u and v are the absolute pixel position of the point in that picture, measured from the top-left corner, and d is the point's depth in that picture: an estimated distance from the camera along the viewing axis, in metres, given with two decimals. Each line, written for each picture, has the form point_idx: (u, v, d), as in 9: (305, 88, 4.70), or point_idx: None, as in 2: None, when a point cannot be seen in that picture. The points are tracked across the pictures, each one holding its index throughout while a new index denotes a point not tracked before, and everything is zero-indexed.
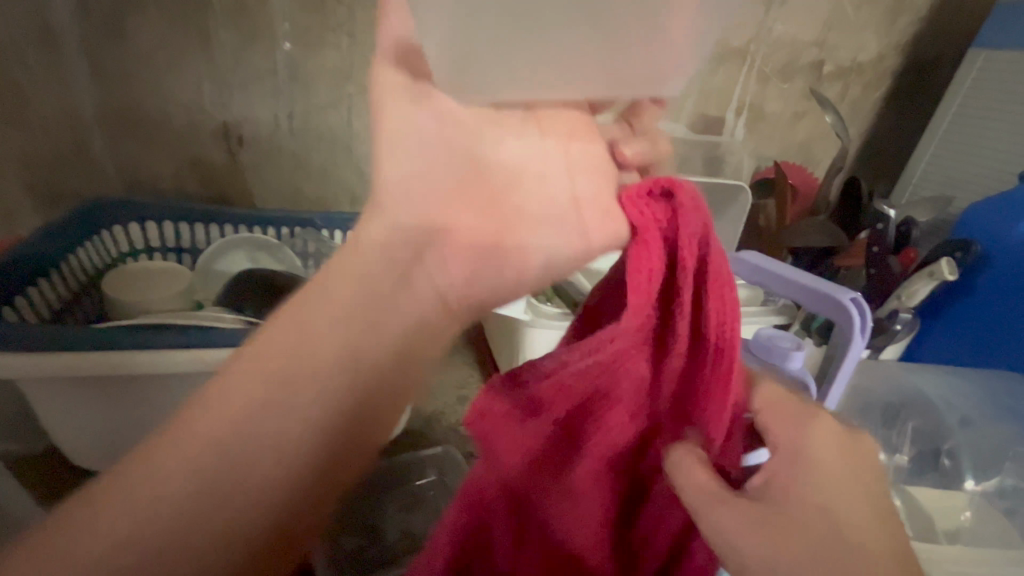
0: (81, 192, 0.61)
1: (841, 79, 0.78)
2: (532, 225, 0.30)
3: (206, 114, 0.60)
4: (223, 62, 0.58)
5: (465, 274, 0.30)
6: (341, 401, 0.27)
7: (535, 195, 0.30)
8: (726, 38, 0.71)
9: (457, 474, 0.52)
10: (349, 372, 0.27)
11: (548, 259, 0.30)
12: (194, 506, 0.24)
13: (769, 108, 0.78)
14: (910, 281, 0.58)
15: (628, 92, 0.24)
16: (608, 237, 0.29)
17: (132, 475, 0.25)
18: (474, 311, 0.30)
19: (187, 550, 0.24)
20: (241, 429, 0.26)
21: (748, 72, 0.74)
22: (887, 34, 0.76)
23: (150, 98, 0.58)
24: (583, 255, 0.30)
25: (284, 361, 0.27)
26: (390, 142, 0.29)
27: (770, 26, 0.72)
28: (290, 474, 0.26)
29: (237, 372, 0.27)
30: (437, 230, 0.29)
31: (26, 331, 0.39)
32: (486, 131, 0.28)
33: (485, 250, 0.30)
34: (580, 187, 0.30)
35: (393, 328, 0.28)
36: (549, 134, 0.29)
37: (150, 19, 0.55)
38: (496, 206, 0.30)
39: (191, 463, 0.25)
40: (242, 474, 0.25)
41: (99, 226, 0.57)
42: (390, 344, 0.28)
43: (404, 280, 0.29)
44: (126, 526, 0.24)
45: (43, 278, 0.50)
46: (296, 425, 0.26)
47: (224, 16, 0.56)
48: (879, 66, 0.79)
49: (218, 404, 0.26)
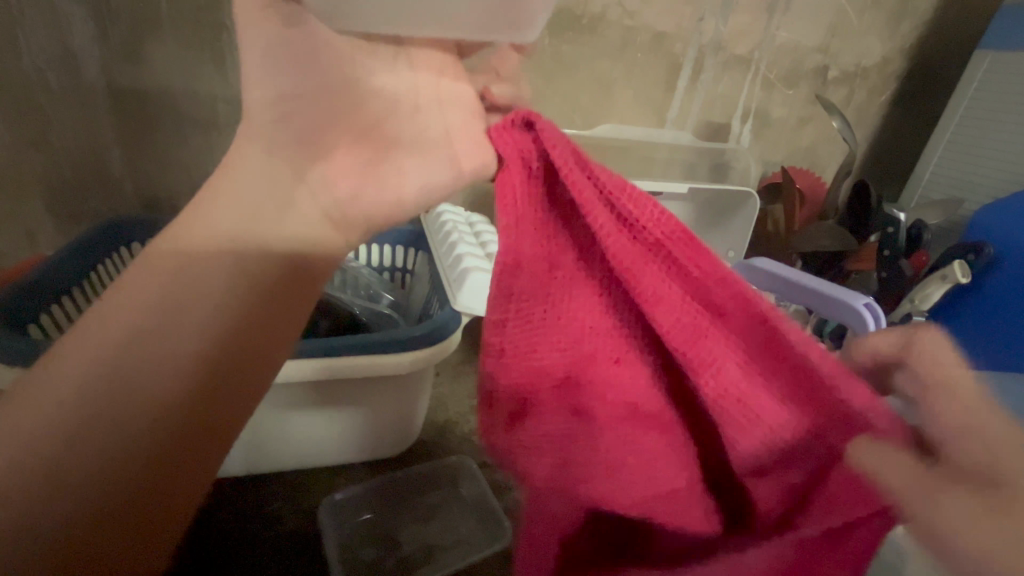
0: (100, 210, 0.63)
1: (846, 83, 0.79)
2: (399, 174, 0.31)
3: (221, 132, 0.62)
4: (237, 81, 0.59)
5: (352, 192, 0.31)
6: (238, 291, 0.29)
7: (410, 127, 0.30)
8: (731, 46, 0.72)
9: (471, 483, 0.53)
10: (242, 264, 0.29)
11: (423, 187, 0.31)
12: (99, 392, 0.26)
13: (774, 113, 0.78)
14: (922, 285, 0.58)
15: (496, 36, 0.24)
16: (478, 167, 0.31)
17: (39, 374, 0.27)
18: (361, 228, 0.32)
19: (103, 428, 0.26)
20: (143, 321, 0.27)
21: (753, 78, 0.75)
22: (891, 38, 0.77)
23: (167, 118, 0.60)
24: (457, 182, 0.31)
25: (182, 263, 0.29)
26: (253, 62, 0.29)
27: (774, 32, 0.72)
28: (192, 359, 0.27)
29: (133, 275, 0.28)
30: (321, 152, 0.30)
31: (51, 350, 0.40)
32: (359, 61, 0.28)
33: (368, 173, 0.31)
34: (451, 122, 0.31)
35: (282, 229, 0.30)
36: (420, 70, 0.29)
37: (166, 42, 0.56)
38: (366, 139, 0.30)
39: (96, 351, 0.27)
40: (146, 357, 0.27)
41: (120, 242, 0.58)
42: (280, 237, 0.30)
43: (289, 200, 0.30)
44: (44, 415, 0.26)
45: (65, 296, 0.51)
46: (185, 327, 0.28)
47: (239, 37, 0.57)
48: (884, 70, 0.79)
49: (116, 303, 0.28)
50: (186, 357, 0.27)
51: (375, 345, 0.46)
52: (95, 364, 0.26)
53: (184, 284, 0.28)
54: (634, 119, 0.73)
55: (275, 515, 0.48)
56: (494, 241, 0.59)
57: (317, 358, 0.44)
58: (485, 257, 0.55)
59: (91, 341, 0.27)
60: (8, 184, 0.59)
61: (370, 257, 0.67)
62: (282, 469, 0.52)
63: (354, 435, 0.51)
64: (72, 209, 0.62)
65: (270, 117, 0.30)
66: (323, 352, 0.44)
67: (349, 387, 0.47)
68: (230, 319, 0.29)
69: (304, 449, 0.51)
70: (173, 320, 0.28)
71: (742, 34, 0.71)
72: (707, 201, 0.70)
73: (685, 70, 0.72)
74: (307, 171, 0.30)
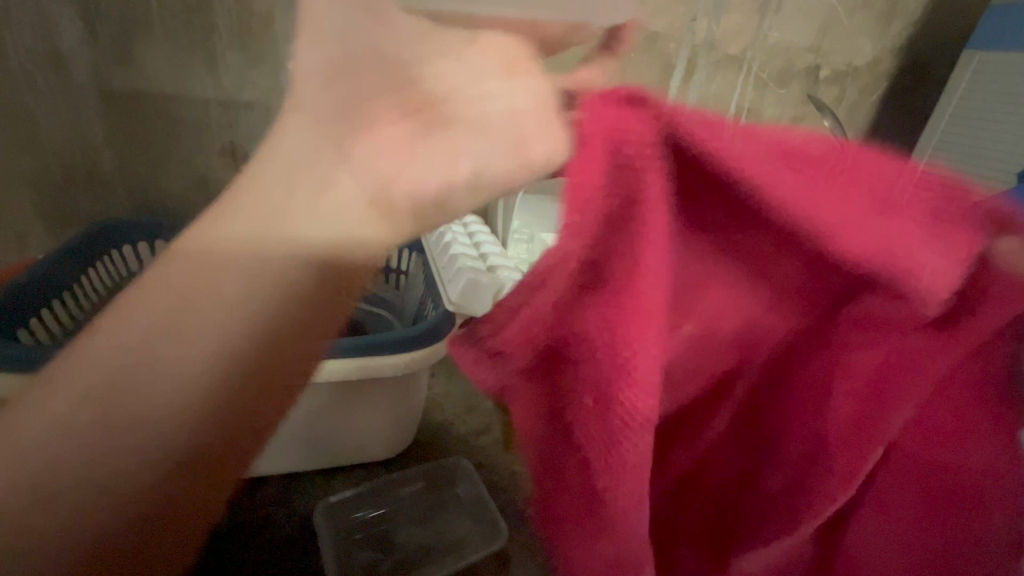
0: (90, 212, 0.62)
1: (837, 83, 0.79)
2: (448, 153, 0.24)
3: (213, 134, 0.61)
4: (229, 83, 0.59)
5: (397, 179, 0.25)
6: (246, 306, 0.25)
7: (472, 103, 0.23)
8: (723, 46, 0.72)
9: (468, 484, 0.53)
10: (256, 274, 0.25)
11: (491, 178, 0.25)
12: (99, 419, 0.25)
13: (768, 113, 0.79)
14: None
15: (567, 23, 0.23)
16: (554, 149, 0.23)
17: (55, 390, 0.26)
18: (415, 224, 0.27)
19: (110, 451, 0.25)
20: (150, 340, 0.25)
21: (745, 78, 0.75)
22: (882, 39, 0.78)
23: (158, 120, 0.59)
24: (529, 173, 0.24)
25: (190, 276, 0.26)
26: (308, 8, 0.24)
27: (765, 33, 0.73)
28: (194, 384, 0.25)
29: (151, 291, 0.26)
30: (360, 128, 0.25)
31: (41, 353, 0.39)
32: (422, 43, 0.23)
33: (420, 156, 0.25)
34: (519, 102, 0.23)
35: (304, 228, 0.25)
36: (491, 53, 0.22)
37: (156, 42, 0.56)
38: (415, 112, 0.24)
39: (101, 372, 0.25)
40: (150, 382, 0.25)
41: (110, 245, 0.57)
42: (303, 239, 0.25)
43: (317, 187, 0.25)
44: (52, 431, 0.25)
45: (55, 298, 0.50)
46: (186, 348, 0.25)
47: (230, 37, 0.57)
48: (875, 70, 0.80)
49: (129, 323, 0.25)
50: (204, 372, 0.25)
51: (370, 343, 0.46)
52: (99, 382, 0.25)
53: (192, 295, 0.25)
54: None
55: (267, 518, 0.48)
56: (488, 241, 0.58)
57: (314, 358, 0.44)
58: (480, 258, 0.55)
59: (92, 364, 0.25)
60: None
61: None
62: (278, 472, 0.52)
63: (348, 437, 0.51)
64: (62, 210, 0.61)
65: (314, 91, 0.25)
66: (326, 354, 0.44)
67: (343, 387, 0.48)
68: (237, 336, 0.25)
69: (299, 449, 0.50)
70: (173, 336, 0.25)
71: (734, 34, 0.72)
72: None
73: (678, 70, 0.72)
74: (349, 149, 0.25)
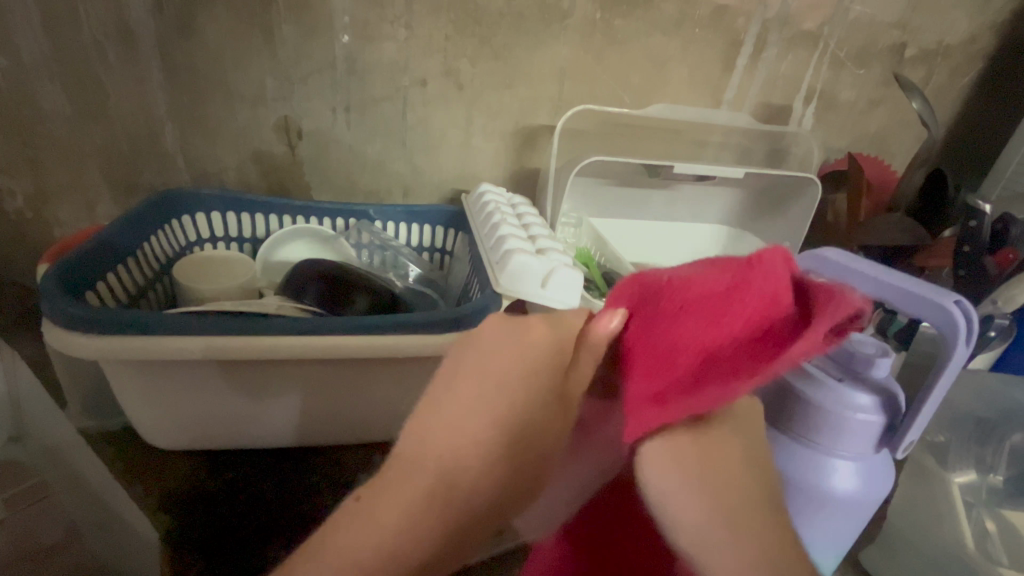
0: (152, 184, 0.64)
1: (925, 63, 0.72)
2: (546, 282, 0.49)
3: (268, 108, 0.62)
4: (286, 57, 0.59)
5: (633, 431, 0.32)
6: (418, 532, 0.24)
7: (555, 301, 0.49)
8: (799, 21, 0.67)
9: None
10: (414, 540, 0.24)
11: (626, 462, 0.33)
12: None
13: (843, 96, 0.73)
14: (1009, 285, 0.52)
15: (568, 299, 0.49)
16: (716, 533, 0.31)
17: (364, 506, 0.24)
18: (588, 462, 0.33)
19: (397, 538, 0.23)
20: (452, 476, 0.25)
21: (821, 56, 0.69)
22: (980, 14, 0.70)
23: (216, 93, 0.60)
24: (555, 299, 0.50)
25: (438, 484, 0.25)
26: (522, 273, 0.49)
27: (847, 6, 0.67)
28: (401, 539, 0.23)
29: (452, 447, 0.26)
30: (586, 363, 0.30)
31: (106, 314, 0.41)
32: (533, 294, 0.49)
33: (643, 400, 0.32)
34: (536, 279, 0.49)
35: (467, 492, 0.25)
36: (532, 286, 0.49)
37: (218, 14, 0.56)
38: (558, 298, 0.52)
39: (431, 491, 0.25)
40: (457, 484, 0.25)
41: (171, 214, 0.59)
42: (483, 494, 0.26)
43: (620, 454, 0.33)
44: (468, 452, 0.26)
45: (121, 264, 0.52)
46: (386, 534, 0.23)
47: (288, 10, 0.57)
48: (969, 48, 0.72)
49: (466, 425, 0.26)
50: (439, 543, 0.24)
51: (413, 326, 0.45)
52: (411, 537, 0.24)
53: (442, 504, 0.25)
54: (688, 100, 0.69)
55: (310, 489, 0.49)
56: (536, 223, 0.57)
57: (357, 335, 0.44)
58: (527, 239, 0.54)
59: (433, 458, 0.25)
60: (68, 156, 0.61)
61: (410, 236, 0.66)
62: (334, 442, 0.52)
63: (391, 414, 0.51)
64: (127, 182, 0.63)
65: (539, 274, 0.49)
66: (373, 327, 0.44)
67: (390, 364, 0.47)
68: (439, 534, 0.24)
69: (345, 424, 0.51)
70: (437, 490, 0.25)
71: (811, 9, 0.66)
72: (764, 188, 0.67)
73: (746, 47, 0.67)
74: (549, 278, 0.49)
